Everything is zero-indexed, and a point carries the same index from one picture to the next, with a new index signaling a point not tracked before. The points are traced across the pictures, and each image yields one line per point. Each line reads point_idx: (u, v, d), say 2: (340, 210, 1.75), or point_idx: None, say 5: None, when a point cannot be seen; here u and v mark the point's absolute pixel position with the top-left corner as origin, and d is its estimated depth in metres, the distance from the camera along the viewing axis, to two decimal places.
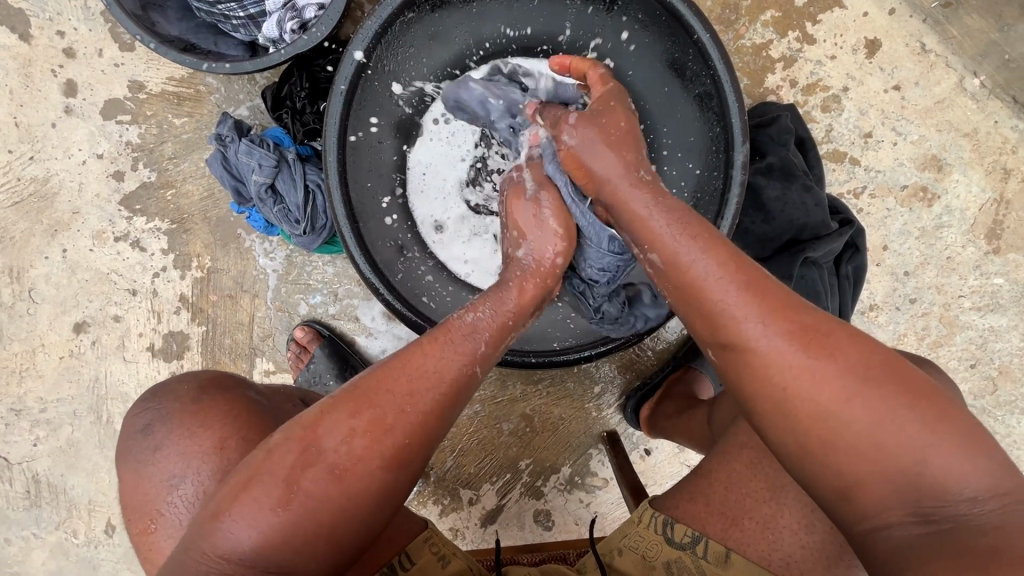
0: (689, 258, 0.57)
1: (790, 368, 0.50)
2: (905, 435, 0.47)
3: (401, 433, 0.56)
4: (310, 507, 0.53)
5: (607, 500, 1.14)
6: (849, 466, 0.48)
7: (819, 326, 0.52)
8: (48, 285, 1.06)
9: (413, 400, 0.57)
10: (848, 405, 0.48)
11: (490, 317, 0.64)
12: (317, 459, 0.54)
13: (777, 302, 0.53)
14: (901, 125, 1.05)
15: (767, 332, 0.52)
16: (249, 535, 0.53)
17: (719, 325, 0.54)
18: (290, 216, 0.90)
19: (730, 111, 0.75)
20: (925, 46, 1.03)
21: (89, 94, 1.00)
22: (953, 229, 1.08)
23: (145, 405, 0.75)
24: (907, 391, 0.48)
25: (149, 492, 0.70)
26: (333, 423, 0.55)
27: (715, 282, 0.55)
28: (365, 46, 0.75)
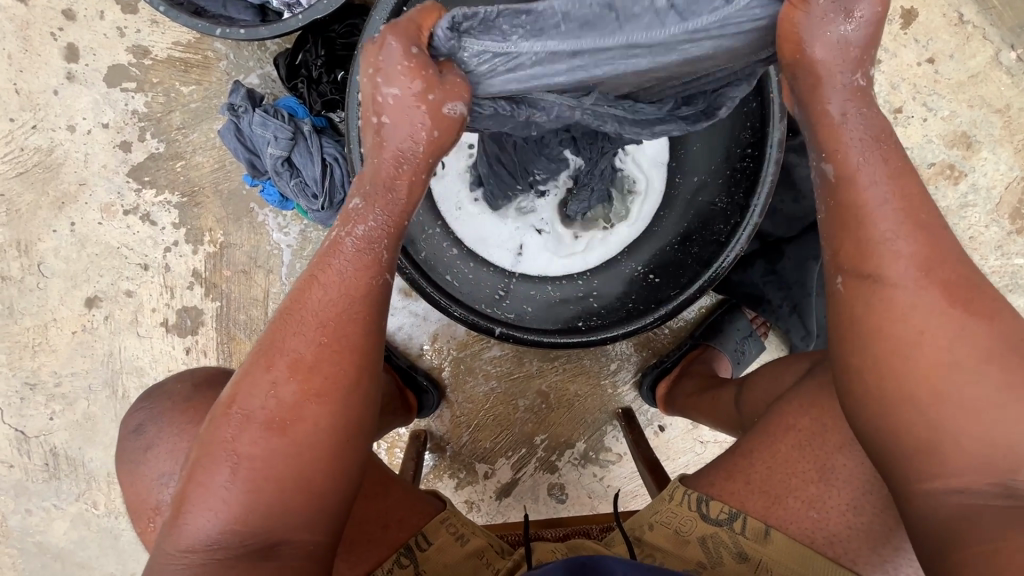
0: (860, 170, 0.49)
1: (919, 312, 0.47)
2: (1013, 420, 0.45)
3: (315, 371, 0.54)
4: (257, 465, 0.52)
5: (620, 475, 1.16)
6: (943, 427, 0.47)
7: (952, 287, 0.48)
8: (57, 258, 1.03)
9: (323, 337, 0.54)
10: (968, 367, 0.46)
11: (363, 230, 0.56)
12: (247, 420, 0.53)
13: (927, 249, 0.49)
14: (933, 100, 1.02)
15: (909, 271, 0.48)
16: (212, 511, 0.52)
17: (874, 259, 0.49)
18: (306, 190, 0.87)
19: (770, 85, 0.71)
20: (962, 17, 0.99)
21: (91, 59, 0.96)
22: (978, 209, 1.06)
23: (139, 405, 0.75)
24: (1016, 359, 0.46)
25: (141, 491, 0.71)
26: (249, 379, 0.54)
27: (884, 217, 0.49)
28: (390, 11, 0.71)
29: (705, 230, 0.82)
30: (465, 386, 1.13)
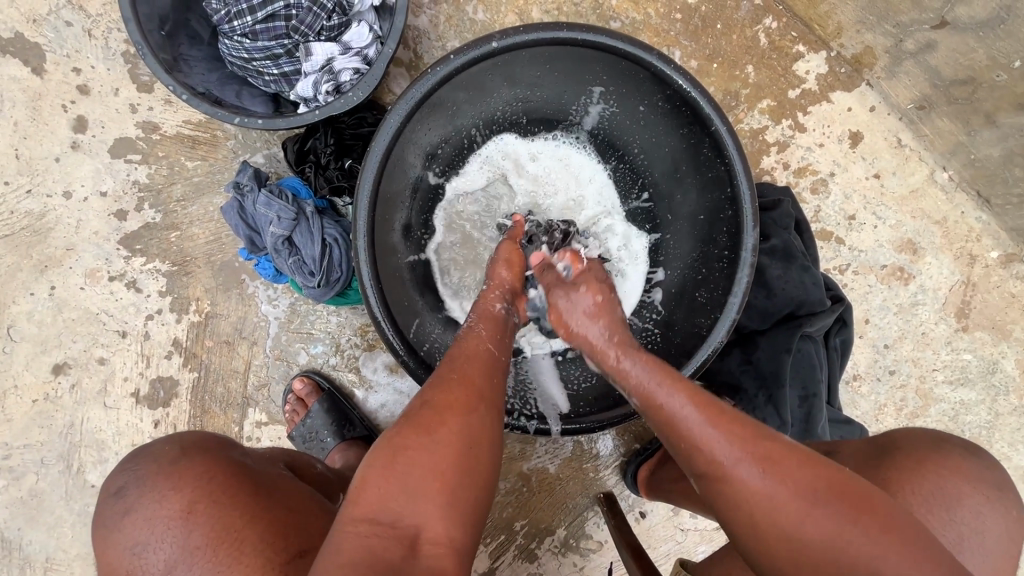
0: (661, 398, 0.63)
1: (760, 495, 0.54)
2: (862, 547, 0.50)
3: (487, 373, 0.65)
4: (452, 444, 0.56)
5: (600, 564, 1.13)
6: (794, 544, 0.52)
7: (771, 446, 0.56)
8: (30, 323, 1.00)
9: (485, 345, 0.68)
10: (807, 522, 0.52)
11: (478, 314, 0.74)
12: (459, 380, 0.62)
13: (742, 431, 0.58)
14: (881, 210, 1.14)
15: (736, 460, 0.56)
16: (416, 449, 0.55)
17: (684, 434, 0.60)
18: (304, 268, 0.89)
19: (743, 198, 0.78)
20: (901, 141, 1.12)
21: (99, 131, 0.98)
22: (927, 307, 1.16)
23: (123, 466, 0.69)
24: (856, 504, 0.52)
25: (117, 562, 0.64)
26: (441, 371, 0.63)
27: (688, 421, 0.60)
28: (403, 115, 0.77)
29: (692, 323, 0.86)
30: None
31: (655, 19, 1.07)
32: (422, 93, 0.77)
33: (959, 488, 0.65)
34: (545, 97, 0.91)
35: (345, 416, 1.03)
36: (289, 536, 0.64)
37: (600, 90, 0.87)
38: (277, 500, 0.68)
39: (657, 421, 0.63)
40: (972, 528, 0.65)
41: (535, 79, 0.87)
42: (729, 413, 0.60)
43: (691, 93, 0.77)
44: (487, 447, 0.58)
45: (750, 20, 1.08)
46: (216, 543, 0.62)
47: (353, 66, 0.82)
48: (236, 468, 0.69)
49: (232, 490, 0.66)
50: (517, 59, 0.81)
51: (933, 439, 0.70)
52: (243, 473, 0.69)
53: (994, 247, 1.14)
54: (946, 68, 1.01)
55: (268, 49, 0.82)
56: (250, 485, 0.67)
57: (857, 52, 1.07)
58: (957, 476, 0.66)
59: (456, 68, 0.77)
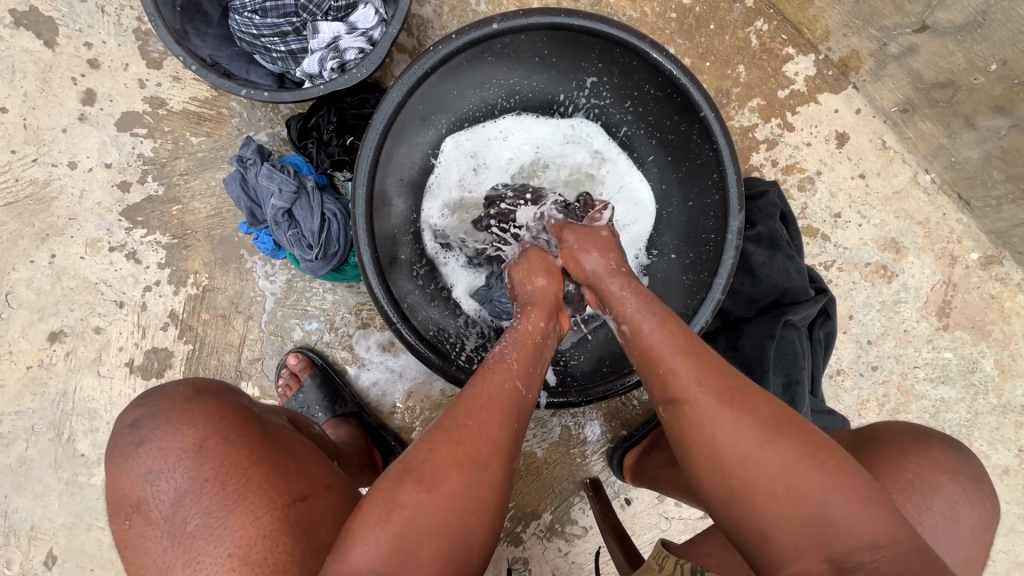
0: (647, 333, 0.65)
1: (720, 432, 0.58)
2: (814, 485, 0.54)
3: (509, 420, 0.62)
4: (451, 506, 0.56)
5: (585, 550, 1.14)
6: (755, 474, 0.56)
7: (741, 392, 0.60)
8: (28, 290, 1.01)
9: (513, 384, 0.65)
10: (763, 454, 0.56)
11: (513, 340, 0.70)
12: (470, 426, 0.60)
13: (712, 371, 0.61)
14: (865, 210, 1.17)
15: (703, 392, 0.59)
16: (410, 510, 0.55)
17: (667, 383, 0.62)
18: (302, 241, 0.92)
19: (729, 182, 0.81)
20: (885, 143, 1.16)
21: (107, 104, 1.01)
22: (909, 305, 1.19)
23: (138, 404, 0.71)
24: (816, 448, 0.56)
25: (127, 489, 0.65)
26: (455, 412, 0.61)
27: (661, 351, 0.64)
28: (405, 90, 0.80)
29: (679, 306, 0.89)
30: None
31: (650, 17, 1.12)
32: (424, 71, 0.80)
33: (936, 477, 0.67)
34: (543, 87, 0.94)
35: (337, 392, 1.04)
36: (293, 479, 0.66)
37: (595, 79, 0.91)
38: (282, 447, 0.69)
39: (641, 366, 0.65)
40: (947, 517, 0.66)
41: (532, 67, 0.91)
42: (703, 355, 0.63)
43: (681, 80, 0.80)
44: (489, 498, 0.58)
45: (742, 22, 1.13)
46: (225, 477, 0.63)
47: (359, 46, 0.85)
48: (246, 413, 0.71)
49: (242, 431, 0.67)
50: (516, 42, 0.84)
51: (917, 433, 0.71)
52: (251, 417, 0.70)
53: (974, 249, 1.18)
54: (927, 71, 1.05)
55: (276, 26, 0.86)
56: (258, 430, 0.69)
57: (843, 55, 1.11)
58: (937, 467, 0.67)
59: (456, 48, 0.80)
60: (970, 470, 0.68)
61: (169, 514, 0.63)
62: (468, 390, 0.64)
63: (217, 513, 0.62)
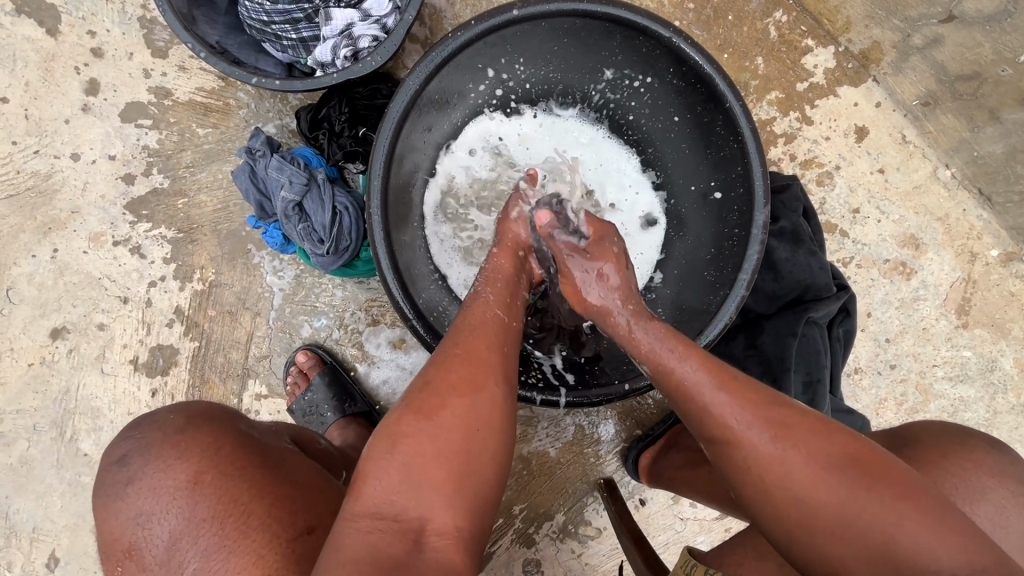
0: (672, 363, 0.64)
1: (768, 462, 0.55)
2: (876, 515, 0.51)
3: (496, 343, 0.64)
4: (462, 425, 0.55)
5: (598, 552, 1.12)
6: (813, 504, 0.53)
7: (787, 417, 0.57)
8: (30, 285, 0.99)
9: (495, 312, 0.67)
10: (818, 488, 0.53)
11: (486, 278, 0.74)
12: (461, 353, 0.61)
13: (757, 398, 0.59)
14: (884, 205, 1.15)
15: (748, 426, 0.57)
16: (419, 433, 0.54)
17: (706, 425, 0.60)
18: (312, 235, 0.89)
19: (755, 174, 0.79)
20: (906, 137, 1.14)
21: (111, 94, 0.98)
22: (928, 303, 1.17)
23: (126, 435, 0.69)
24: (872, 470, 0.53)
25: (120, 529, 0.63)
26: (446, 344, 0.62)
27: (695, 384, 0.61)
28: (422, 78, 0.77)
29: (700, 303, 0.86)
30: None
31: (667, 7, 1.09)
32: (441, 60, 0.78)
33: (982, 480, 0.64)
34: (559, 76, 0.92)
35: (347, 390, 1.02)
36: (298, 511, 0.63)
37: (613, 68, 0.88)
38: (283, 476, 0.66)
39: (669, 393, 0.64)
40: (995, 522, 0.64)
41: (550, 57, 0.88)
42: (745, 382, 0.60)
43: (706, 70, 0.78)
44: (498, 419, 0.58)
45: (761, 13, 1.10)
46: (223, 514, 0.61)
47: (372, 33, 0.82)
48: (242, 439, 0.68)
49: (239, 462, 0.65)
50: (537, 29, 0.82)
51: (957, 433, 0.69)
52: (249, 445, 0.68)
53: (994, 246, 1.16)
54: (951, 63, 1.03)
55: (288, 13, 0.83)
56: (257, 459, 0.66)
57: (864, 47, 1.09)
58: (982, 470, 0.65)
59: (476, 34, 0.78)
60: (1019, 474, 0.66)
61: (164, 556, 0.61)
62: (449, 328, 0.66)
63: (217, 554, 0.59)
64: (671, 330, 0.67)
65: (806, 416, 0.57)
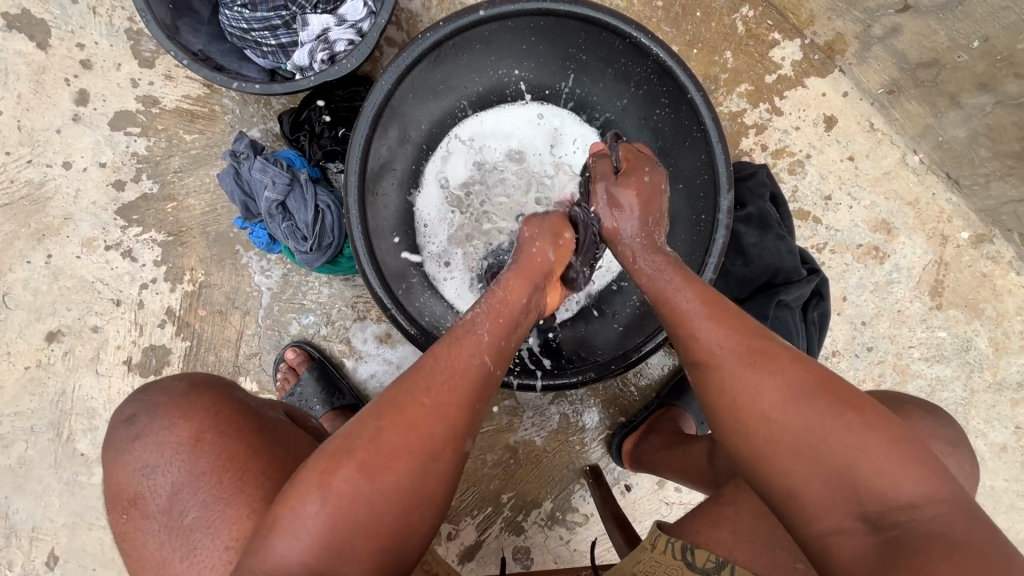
0: (671, 293, 0.65)
1: (738, 385, 0.56)
2: (842, 437, 0.51)
3: (466, 395, 0.60)
4: (393, 496, 0.55)
5: (586, 537, 1.14)
6: (784, 424, 0.53)
7: (770, 346, 0.58)
8: (25, 290, 1.02)
9: (482, 359, 0.62)
10: (790, 408, 0.53)
11: (488, 309, 0.67)
12: (420, 406, 0.57)
13: (737, 329, 0.59)
14: (855, 191, 1.18)
15: (720, 347, 0.59)
16: (350, 493, 0.54)
17: (688, 348, 0.61)
18: (296, 233, 0.92)
19: (719, 161, 0.81)
20: (873, 125, 1.17)
21: (100, 104, 1.02)
22: (902, 285, 1.20)
23: (134, 396, 0.72)
24: (848, 404, 0.52)
25: (128, 479, 0.67)
26: (413, 387, 0.59)
27: (685, 311, 0.63)
28: (395, 78, 0.81)
29: None
30: None
31: (636, 6, 1.13)
32: (411, 60, 0.81)
33: (914, 441, 0.68)
34: (530, 74, 0.95)
35: (335, 384, 1.04)
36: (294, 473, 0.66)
37: (581, 65, 0.92)
38: (279, 440, 0.69)
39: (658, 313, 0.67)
40: None
41: (520, 54, 0.92)
42: (730, 310, 0.61)
43: (668, 62, 0.81)
44: (432, 487, 0.57)
45: (728, 8, 1.14)
46: (222, 469, 0.64)
47: (348, 37, 0.86)
48: (241, 405, 0.70)
49: (238, 425, 0.67)
50: (505, 29, 0.85)
51: (895, 400, 0.73)
52: (248, 411, 0.70)
53: (964, 228, 1.19)
54: (911, 52, 1.06)
55: (266, 20, 0.87)
56: (255, 423, 0.68)
57: (829, 39, 1.13)
58: (914, 432, 0.69)
59: (445, 35, 0.81)
60: (947, 436, 0.70)
61: (165, 507, 0.65)
62: (422, 359, 0.61)
63: (215, 506, 0.63)
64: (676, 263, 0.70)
65: (789, 350, 0.57)
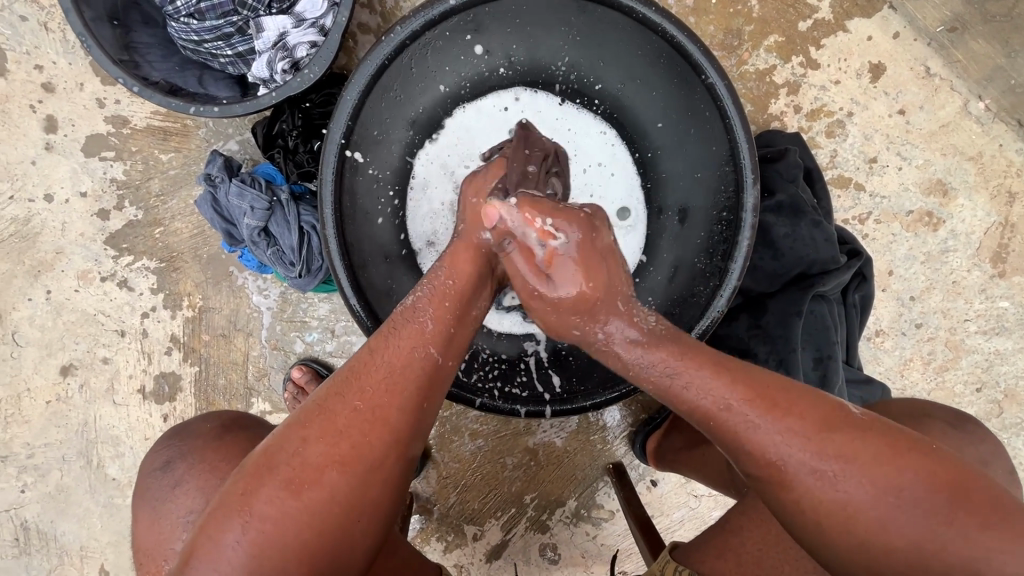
0: (696, 396, 0.53)
1: (829, 503, 0.49)
2: (954, 547, 0.47)
3: (401, 391, 0.54)
4: (319, 512, 0.50)
5: (613, 532, 1.13)
6: (883, 525, 0.48)
7: (853, 440, 0.49)
8: (32, 327, 1.02)
9: (425, 350, 0.56)
10: (892, 525, 0.48)
11: (430, 292, 0.60)
12: (344, 416, 0.53)
13: (807, 423, 0.50)
14: (906, 150, 1.03)
15: (801, 463, 0.49)
16: (272, 515, 0.49)
17: (751, 458, 0.51)
18: (284, 258, 0.87)
19: (741, 151, 0.71)
20: (930, 70, 1.00)
21: (70, 129, 0.96)
22: (959, 254, 1.06)
23: (165, 443, 0.72)
24: (952, 495, 0.48)
25: (164, 531, 0.66)
26: (346, 392, 0.54)
27: (738, 413, 0.51)
28: (360, 88, 0.73)
29: (688, 293, 0.81)
30: (452, 445, 1.11)
31: None
32: (376, 67, 0.72)
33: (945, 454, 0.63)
34: (522, 61, 0.84)
35: None
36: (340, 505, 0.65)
37: (577, 46, 0.81)
38: None
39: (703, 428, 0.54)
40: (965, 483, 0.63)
41: (505, 40, 0.81)
42: (782, 395, 0.51)
43: (678, 38, 0.70)
44: (370, 495, 0.52)
45: None
46: None
47: (309, 39, 0.76)
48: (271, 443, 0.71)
49: None
50: (482, 16, 0.76)
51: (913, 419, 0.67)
52: None
53: None
54: None
55: (217, 29, 0.78)
56: None
57: None
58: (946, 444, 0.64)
59: (414, 30, 0.72)
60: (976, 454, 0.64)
61: None
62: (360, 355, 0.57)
63: None
64: (680, 336, 0.57)
65: (864, 435, 0.50)
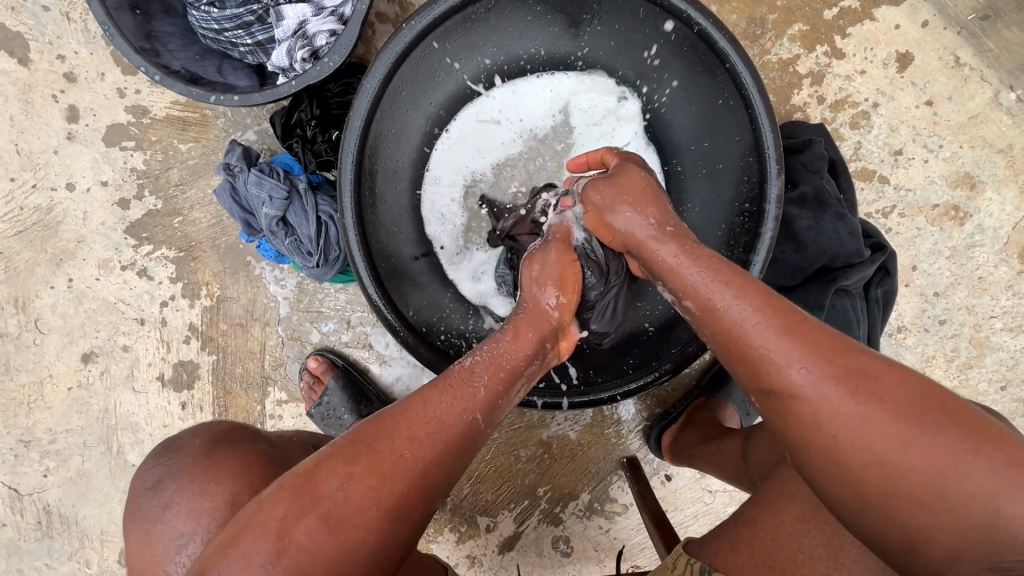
0: (716, 297, 0.54)
1: (833, 409, 0.46)
2: (972, 486, 0.42)
3: (450, 450, 0.52)
4: (351, 556, 0.48)
5: (626, 526, 1.12)
6: (901, 452, 0.44)
7: (867, 362, 0.47)
8: (54, 314, 1.03)
9: (476, 415, 0.55)
10: (905, 452, 0.44)
11: (488, 358, 0.60)
12: (393, 463, 0.50)
13: (822, 341, 0.48)
14: (933, 141, 1.01)
15: (815, 380, 0.47)
16: (309, 551, 0.47)
17: (758, 370, 0.50)
18: (301, 248, 0.87)
19: (765, 140, 0.70)
20: (960, 59, 0.98)
21: (91, 119, 0.97)
22: (986, 249, 1.04)
23: (154, 460, 0.69)
24: (973, 433, 0.43)
25: (157, 553, 0.63)
26: (396, 435, 0.52)
27: (750, 325, 0.51)
28: (381, 77, 0.72)
29: None
30: None
31: None
32: (396, 55, 0.72)
33: None
34: (542, 50, 0.83)
35: (362, 392, 1.02)
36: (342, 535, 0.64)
37: (598, 34, 0.80)
38: None
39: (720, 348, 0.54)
40: None
41: (526, 28, 0.80)
42: (803, 321, 0.50)
43: (703, 25, 0.69)
44: (396, 548, 0.50)
45: None
46: None
47: (329, 28, 0.76)
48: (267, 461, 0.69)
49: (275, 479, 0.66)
50: (502, 4, 0.75)
51: None
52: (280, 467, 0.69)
53: None
54: None
55: (238, 17, 0.78)
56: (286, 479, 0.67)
57: None
58: None
59: (434, 18, 0.71)
60: None
61: None
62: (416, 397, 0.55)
63: None
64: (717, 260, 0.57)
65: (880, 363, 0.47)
